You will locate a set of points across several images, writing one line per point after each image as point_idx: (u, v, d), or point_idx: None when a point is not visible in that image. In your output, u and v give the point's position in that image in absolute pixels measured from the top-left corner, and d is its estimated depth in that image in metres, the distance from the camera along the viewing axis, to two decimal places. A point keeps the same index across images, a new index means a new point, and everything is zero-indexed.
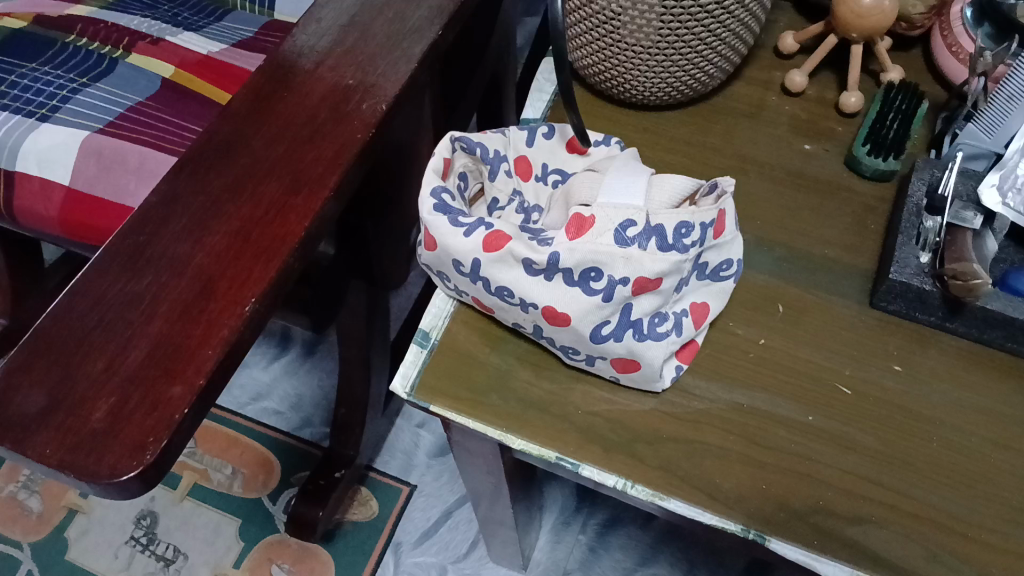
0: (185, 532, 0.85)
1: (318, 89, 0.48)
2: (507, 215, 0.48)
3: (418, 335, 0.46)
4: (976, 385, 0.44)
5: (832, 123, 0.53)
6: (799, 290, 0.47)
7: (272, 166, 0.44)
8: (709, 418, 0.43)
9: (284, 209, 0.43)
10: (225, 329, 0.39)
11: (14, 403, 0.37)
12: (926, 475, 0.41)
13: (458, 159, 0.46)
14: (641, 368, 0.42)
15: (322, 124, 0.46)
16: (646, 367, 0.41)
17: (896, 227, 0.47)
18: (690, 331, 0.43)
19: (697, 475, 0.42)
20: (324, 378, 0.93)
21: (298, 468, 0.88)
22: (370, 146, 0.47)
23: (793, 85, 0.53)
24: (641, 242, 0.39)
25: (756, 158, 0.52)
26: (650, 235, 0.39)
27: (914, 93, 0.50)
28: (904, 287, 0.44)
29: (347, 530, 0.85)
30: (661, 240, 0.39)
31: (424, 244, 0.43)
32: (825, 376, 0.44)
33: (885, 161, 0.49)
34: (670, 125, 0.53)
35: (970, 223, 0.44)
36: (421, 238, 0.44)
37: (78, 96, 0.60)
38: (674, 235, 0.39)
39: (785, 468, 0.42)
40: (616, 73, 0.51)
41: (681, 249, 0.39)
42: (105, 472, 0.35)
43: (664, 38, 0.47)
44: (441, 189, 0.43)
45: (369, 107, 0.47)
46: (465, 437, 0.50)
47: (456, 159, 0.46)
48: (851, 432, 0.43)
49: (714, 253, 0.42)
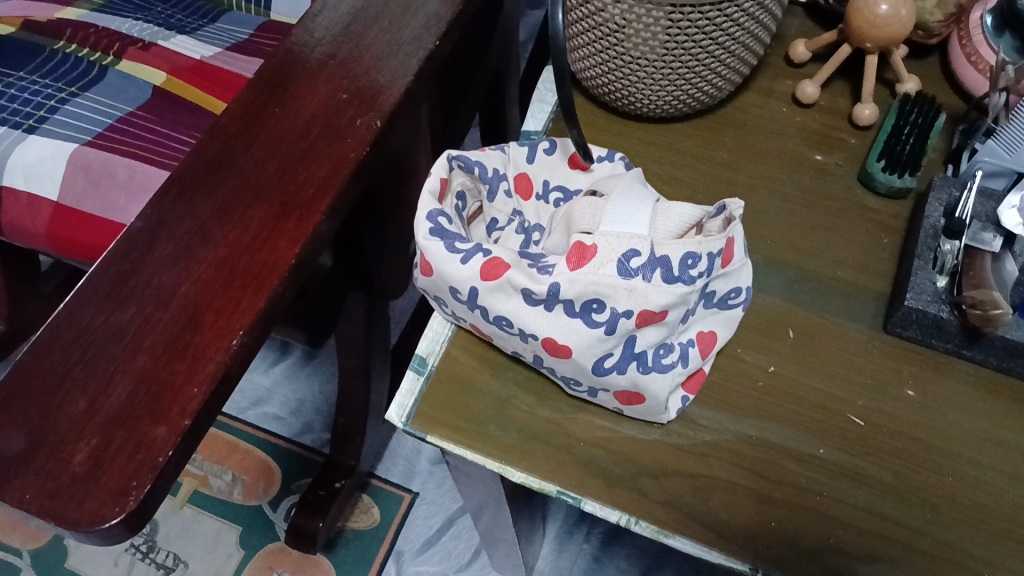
0: (185, 539, 0.84)
1: (311, 104, 0.46)
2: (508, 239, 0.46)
3: (415, 361, 0.45)
4: (996, 415, 0.42)
5: (845, 135, 0.51)
6: (811, 314, 0.45)
7: (263, 187, 0.43)
8: (716, 450, 0.42)
9: (274, 234, 0.41)
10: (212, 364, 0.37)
11: None
12: (943, 513, 0.40)
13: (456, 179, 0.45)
14: (645, 400, 0.40)
15: (314, 142, 0.45)
16: (651, 398, 0.40)
17: (911, 250, 0.45)
18: (697, 361, 0.41)
19: (703, 511, 0.40)
20: (325, 383, 0.92)
21: (299, 475, 0.87)
22: (364, 165, 0.45)
23: (805, 96, 0.51)
24: (646, 274, 0.37)
25: (767, 173, 0.50)
26: (656, 267, 0.37)
27: (932, 105, 0.48)
28: (920, 314, 0.42)
29: (348, 538, 0.84)
30: (667, 270, 0.37)
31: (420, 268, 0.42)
32: (837, 407, 0.43)
33: (900, 177, 0.47)
34: (677, 138, 0.51)
35: (987, 245, 0.42)
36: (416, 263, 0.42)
37: (68, 107, 0.58)
38: (680, 266, 0.37)
39: (794, 504, 0.40)
40: (620, 86, 0.49)
41: (687, 280, 0.37)
42: (86, 519, 0.34)
43: (671, 51, 0.45)
44: (437, 213, 0.41)
45: (364, 123, 0.45)
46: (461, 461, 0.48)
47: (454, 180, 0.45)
48: (864, 466, 0.41)
49: (723, 283, 0.40)
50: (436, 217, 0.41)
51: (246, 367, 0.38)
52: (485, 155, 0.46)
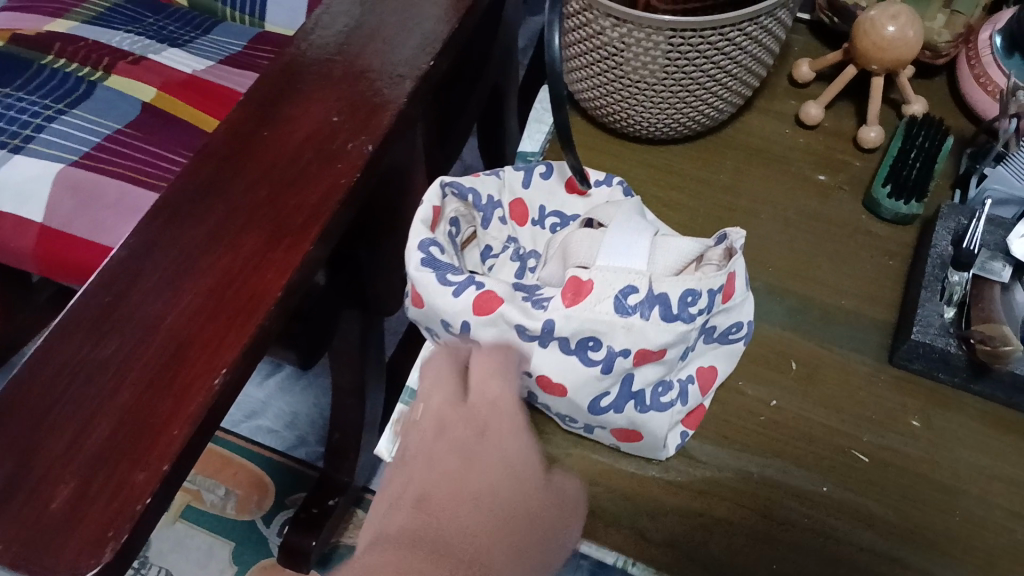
0: (178, 554, 0.83)
1: (304, 125, 0.45)
2: (501, 267, 0.45)
3: (406, 394, 0.44)
4: (1004, 452, 0.41)
5: (849, 157, 0.50)
6: (814, 345, 0.44)
7: (251, 213, 0.41)
8: (716, 488, 0.41)
9: (262, 263, 0.39)
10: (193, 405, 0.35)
11: None
12: (950, 554, 0.39)
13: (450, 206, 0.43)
14: (643, 437, 0.39)
15: (306, 165, 0.43)
16: (649, 436, 0.39)
17: (918, 279, 0.43)
18: (697, 397, 0.40)
19: (701, 551, 0.39)
20: (320, 397, 0.91)
21: (292, 489, 0.86)
22: (356, 190, 0.43)
23: (809, 118, 0.50)
24: (645, 313, 0.35)
25: (769, 197, 0.49)
26: (654, 306, 0.35)
27: (939, 128, 0.47)
28: (926, 348, 0.41)
29: (342, 555, 0.83)
30: (666, 308, 0.36)
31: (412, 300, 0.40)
32: (841, 442, 0.42)
33: (906, 204, 0.46)
34: (678, 161, 0.50)
35: (997, 275, 0.41)
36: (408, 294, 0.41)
37: (55, 124, 0.57)
38: (679, 304, 0.36)
39: (797, 545, 0.39)
40: (618, 108, 0.48)
41: (686, 318, 0.36)
42: (65, 567, 0.33)
43: (671, 74, 0.44)
44: (428, 243, 0.40)
45: (356, 147, 0.44)
46: None
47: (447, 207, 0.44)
48: (869, 505, 0.40)
49: (723, 317, 0.39)
50: (427, 246, 0.39)
51: (232, 404, 0.37)
52: (479, 181, 0.45)
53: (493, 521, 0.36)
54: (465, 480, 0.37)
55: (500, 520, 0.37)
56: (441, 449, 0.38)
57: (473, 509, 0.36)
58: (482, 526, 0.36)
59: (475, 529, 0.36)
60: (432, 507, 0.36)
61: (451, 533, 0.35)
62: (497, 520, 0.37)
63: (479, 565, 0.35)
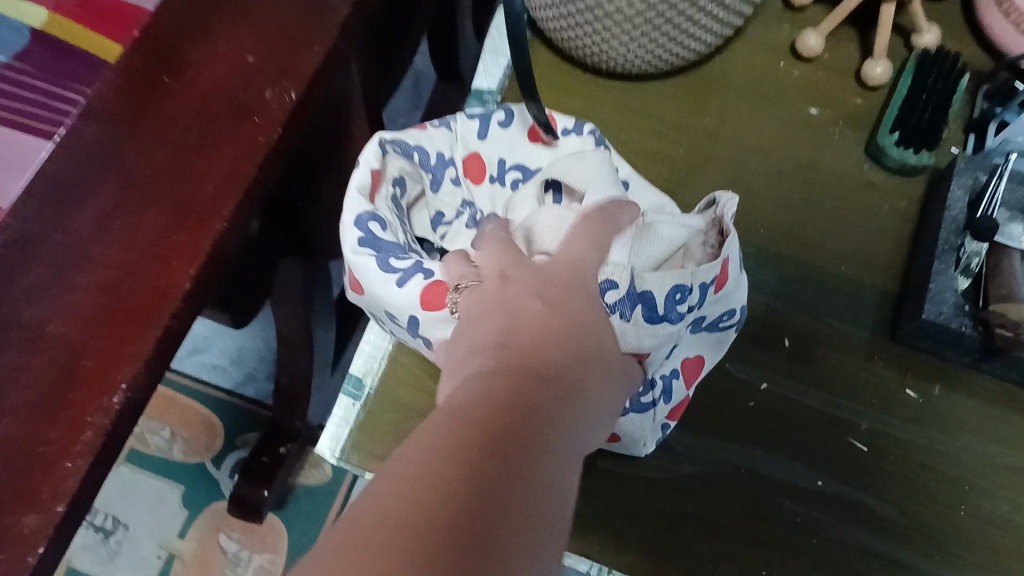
0: (124, 501, 0.79)
1: (213, 65, 0.33)
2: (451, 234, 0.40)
3: (350, 383, 0.39)
4: (1013, 436, 0.37)
5: (850, 95, 0.44)
6: (808, 318, 0.40)
7: (153, 182, 0.31)
8: (700, 485, 0.37)
9: (170, 249, 0.30)
10: (79, 443, 0.27)
11: None
12: (953, 555, 0.35)
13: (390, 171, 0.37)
14: (620, 436, 0.35)
15: (217, 118, 0.32)
16: (626, 437, 0.34)
17: (927, 245, 0.39)
18: (681, 391, 0.35)
19: (684, 557, 0.35)
20: (265, 330, 0.82)
21: (243, 429, 0.81)
22: (281, 151, 0.32)
23: (807, 49, 0.43)
24: (625, 312, 0.31)
25: (759, 143, 0.43)
26: (637, 304, 0.31)
27: (953, 64, 0.41)
28: (937, 329, 0.36)
29: (298, 495, 0.80)
30: (651, 307, 0.31)
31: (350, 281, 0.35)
32: (837, 430, 0.38)
33: (916, 153, 0.41)
34: (657, 102, 0.44)
35: (1018, 242, 0.37)
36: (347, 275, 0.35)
37: None
38: (667, 302, 0.31)
39: (789, 548, 0.35)
40: (590, 40, 0.41)
41: (674, 319, 0.31)
42: None
43: (652, 6, 0.37)
44: (369, 217, 0.34)
45: (276, 95, 0.33)
46: None
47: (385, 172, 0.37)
48: (867, 501, 0.36)
49: (715, 304, 0.34)
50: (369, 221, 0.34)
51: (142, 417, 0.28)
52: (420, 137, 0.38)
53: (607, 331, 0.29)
54: (538, 318, 0.27)
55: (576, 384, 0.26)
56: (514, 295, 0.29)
57: (553, 342, 0.27)
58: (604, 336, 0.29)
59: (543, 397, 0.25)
60: (485, 376, 0.25)
61: (521, 384, 0.25)
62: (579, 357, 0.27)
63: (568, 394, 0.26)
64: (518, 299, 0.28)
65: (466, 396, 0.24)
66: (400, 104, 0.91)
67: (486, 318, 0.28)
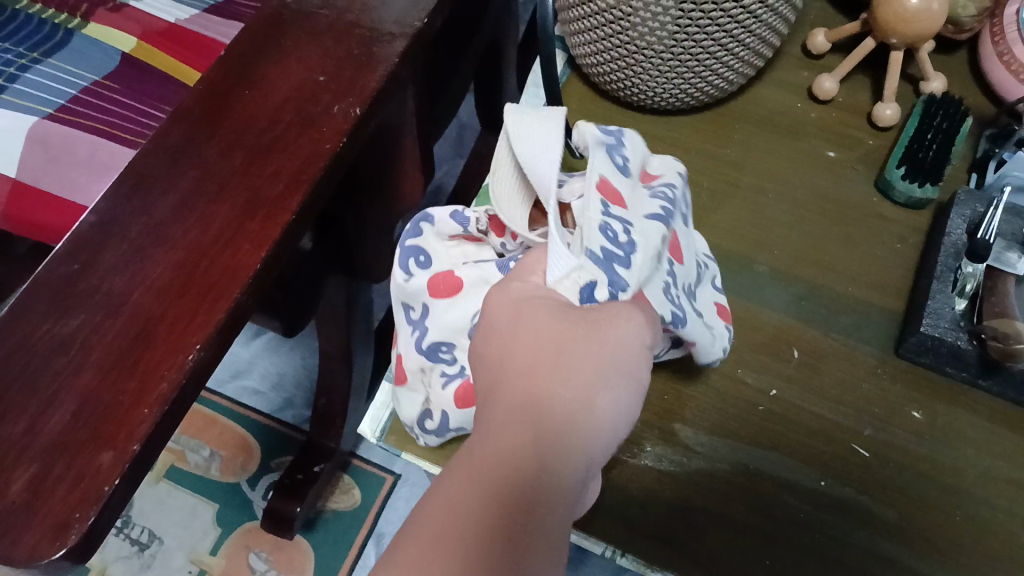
0: (161, 515, 0.82)
1: (284, 86, 0.42)
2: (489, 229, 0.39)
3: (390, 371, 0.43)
4: (1009, 450, 0.39)
5: (862, 135, 0.47)
6: (816, 333, 0.42)
7: (226, 180, 0.39)
8: (712, 481, 0.39)
9: (237, 232, 0.38)
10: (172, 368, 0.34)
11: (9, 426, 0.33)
12: (951, 558, 0.37)
13: (412, 312, 0.40)
14: (695, 341, 0.37)
15: (286, 130, 0.40)
16: (700, 338, 0.37)
17: (929, 267, 0.42)
18: (710, 302, 0.40)
19: (693, 547, 0.37)
20: (307, 357, 0.88)
21: (278, 452, 0.85)
22: (341, 156, 0.41)
23: (822, 92, 0.48)
24: (619, 284, 0.32)
25: (776, 174, 0.47)
26: (612, 270, 0.32)
27: (959, 109, 0.45)
28: (935, 342, 0.39)
29: (327, 518, 0.82)
30: (621, 262, 0.33)
31: (458, 409, 0.38)
32: (841, 437, 0.40)
33: (921, 187, 0.44)
34: (682, 135, 0.48)
35: (1014, 268, 0.39)
36: (450, 411, 0.39)
37: (28, 74, 0.54)
38: (617, 244, 0.33)
39: (793, 541, 0.37)
40: (623, 76, 0.46)
41: (628, 245, 0.33)
42: (22, 556, 0.31)
43: (680, 42, 0.41)
44: (444, 344, 0.39)
45: (340, 110, 0.41)
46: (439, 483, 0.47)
47: (409, 326, 0.40)
48: (869, 503, 0.38)
49: (641, 204, 0.36)
50: (442, 352, 0.39)
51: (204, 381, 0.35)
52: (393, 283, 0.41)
53: (561, 333, 0.29)
54: (519, 341, 0.30)
55: (558, 418, 0.28)
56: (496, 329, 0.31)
57: (517, 408, 0.28)
58: (555, 337, 0.29)
59: (515, 458, 0.26)
60: (473, 451, 0.27)
61: (496, 449, 0.27)
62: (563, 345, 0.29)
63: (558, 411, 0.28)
64: (485, 384, 0.30)
65: (445, 482, 0.26)
66: (444, 152, 0.97)
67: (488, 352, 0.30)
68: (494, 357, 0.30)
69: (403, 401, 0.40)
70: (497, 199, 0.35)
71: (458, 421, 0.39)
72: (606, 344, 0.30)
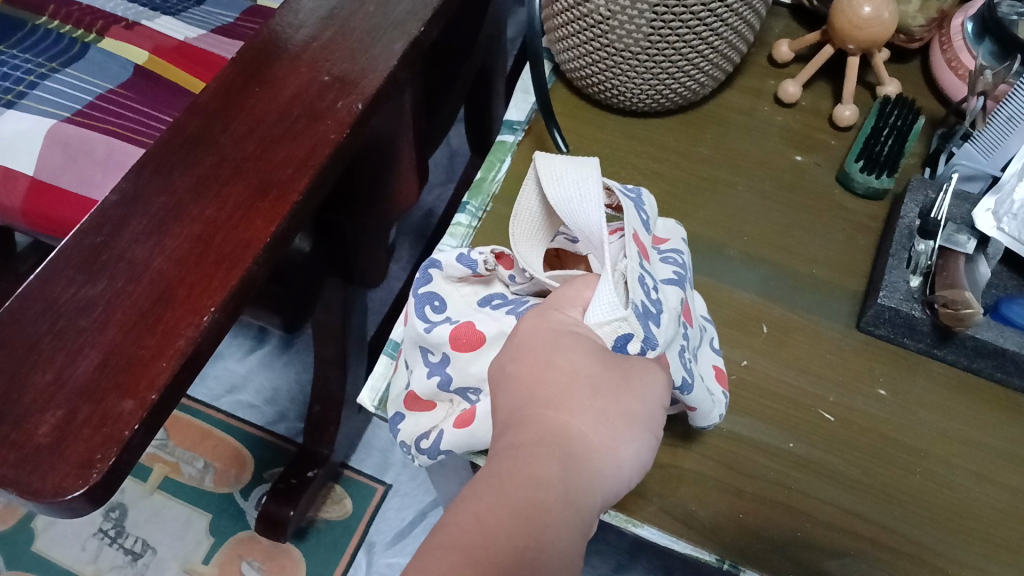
0: (155, 525, 0.83)
1: (293, 85, 0.43)
2: (494, 266, 0.41)
3: (390, 346, 0.46)
4: (961, 414, 0.43)
5: (826, 136, 0.52)
6: (784, 311, 0.46)
7: (239, 165, 0.40)
8: (689, 443, 0.42)
9: (250, 211, 0.39)
10: (190, 329, 0.35)
11: (32, 378, 0.34)
12: (908, 509, 0.40)
13: (430, 356, 0.42)
14: (697, 406, 0.38)
15: (294, 122, 0.42)
16: (702, 405, 0.38)
17: (886, 248, 0.46)
18: (708, 365, 0.41)
19: (672, 501, 0.40)
20: (301, 371, 0.91)
21: (271, 463, 0.87)
22: (345, 148, 0.42)
23: (787, 95, 0.52)
24: (652, 341, 0.34)
25: (746, 170, 0.51)
26: (649, 326, 0.34)
27: (911, 108, 0.49)
28: (892, 312, 0.43)
29: (319, 528, 0.84)
30: (655, 320, 0.34)
31: (455, 429, 0.40)
32: (808, 402, 0.43)
33: (877, 178, 0.48)
34: (659, 134, 0.52)
35: (963, 248, 0.42)
36: (446, 431, 0.40)
37: (47, 82, 0.58)
38: (651, 301, 0.35)
39: (762, 497, 0.40)
40: (604, 78, 0.49)
41: (658, 304, 0.35)
42: (49, 491, 0.32)
43: (655, 43, 0.45)
44: (470, 389, 0.41)
45: (346, 105, 0.42)
46: (437, 467, 0.49)
47: (426, 367, 0.42)
48: (833, 462, 0.41)
49: (657, 268, 0.39)
50: (469, 395, 0.41)
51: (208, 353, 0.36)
52: (409, 331, 0.42)
53: (596, 374, 0.33)
54: (555, 371, 0.33)
55: (580, 448, 0.32)
56: (528, 356, 0.34)
57: (543, 434, 0.32)
58: (590, 375, 0.33)
59: (543, 479, 0.30)
60: (502, 473, 0.30)
61: (520, 479, 0.30)
62: (591, 389, 0.33)
63: (575, 446, 0.32)
64: (514, 402, 0.33)
65: (464, 503, 0.30)
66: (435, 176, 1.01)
67: (519, 375, 0.34)
68: (529, 383, 0.33)
69: (415, 421, 0.42)
70: (515, 237, 0.38)
71: (450, 442, 0.40)
72: (635, 394, 0.34)
